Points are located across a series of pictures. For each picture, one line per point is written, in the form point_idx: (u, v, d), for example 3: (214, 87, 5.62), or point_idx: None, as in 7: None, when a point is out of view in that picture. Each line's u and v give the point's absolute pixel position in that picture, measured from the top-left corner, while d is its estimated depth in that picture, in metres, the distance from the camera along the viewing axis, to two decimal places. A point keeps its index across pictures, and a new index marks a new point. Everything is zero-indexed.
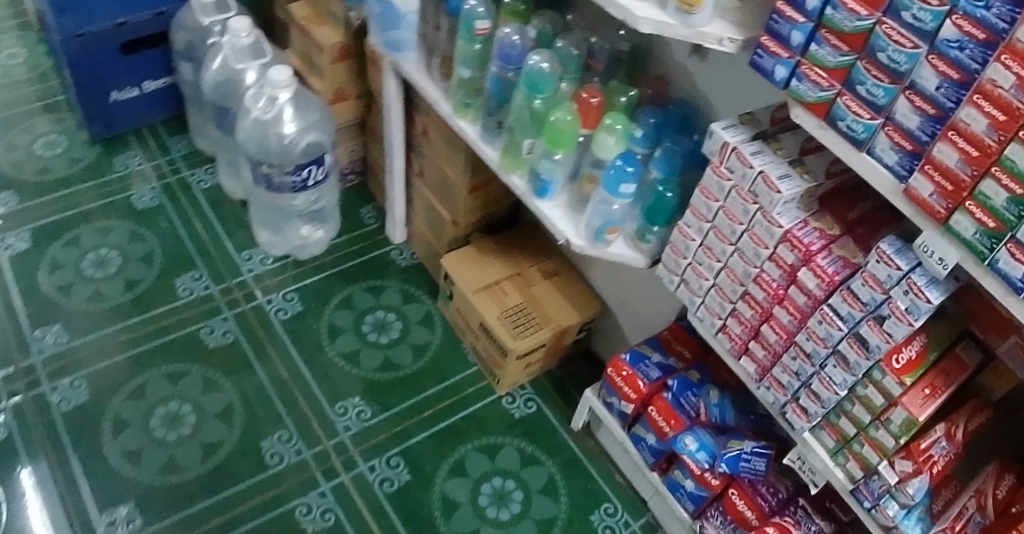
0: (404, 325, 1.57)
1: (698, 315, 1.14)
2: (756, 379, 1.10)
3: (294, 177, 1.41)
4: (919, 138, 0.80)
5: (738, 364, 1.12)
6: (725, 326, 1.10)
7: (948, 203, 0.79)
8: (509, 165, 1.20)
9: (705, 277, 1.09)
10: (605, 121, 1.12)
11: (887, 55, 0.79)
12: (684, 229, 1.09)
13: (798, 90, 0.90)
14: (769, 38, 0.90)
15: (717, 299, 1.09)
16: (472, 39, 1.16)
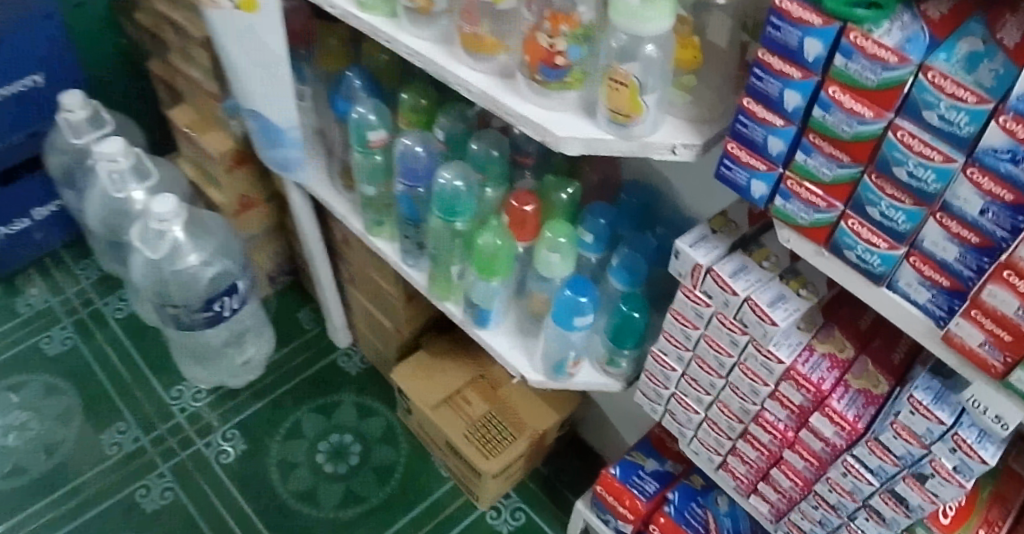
0: (364, 447, 1.39)
1: (692, 447, 0.99)
2: (772, 519, 0.95)
3: (205, 313, 1.22)
4: (959, 272, 0.59)
5: (748, 500, 0.97)
6: (725, 462, 0.95)
7: (1006, 356, 0.58)
8: (441, 293, 1.05)
9: (694, 411, 0.93)
10: (544, 234, 0.92)
11: (907, 170, 0.56)
12: (660, 354, 0.91)
13: (785, 210, 0.68)
14: (738, 146, 0.68)
15: (713, 434, 0.93)
16: (369, 151, 0.97)
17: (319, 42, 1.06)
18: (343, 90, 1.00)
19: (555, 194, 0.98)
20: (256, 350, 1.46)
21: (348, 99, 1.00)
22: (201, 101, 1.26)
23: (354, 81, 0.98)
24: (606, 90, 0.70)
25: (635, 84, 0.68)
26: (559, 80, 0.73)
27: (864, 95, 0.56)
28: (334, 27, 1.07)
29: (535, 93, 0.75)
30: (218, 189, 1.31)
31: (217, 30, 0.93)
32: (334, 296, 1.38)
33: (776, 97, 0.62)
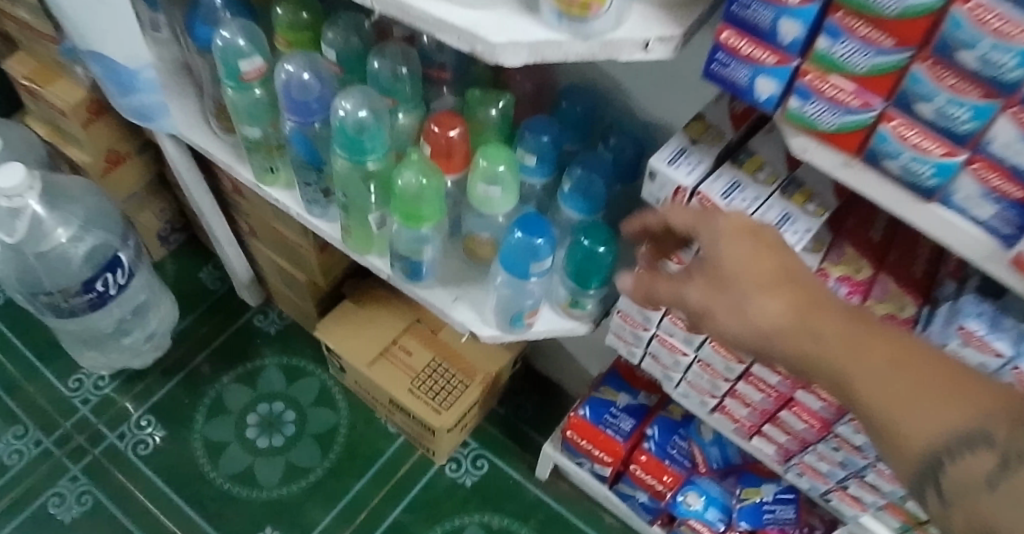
0: (299, 413, 1.23)
1: (680, 391, 0.82)
2: (780, 462, 0.81)
3: (87, 296, 1.00)
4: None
5: (751, 443, 0.83)
6: (723, 405, 0.79)
7: None
8: (359, 246, 0.83)
9: (682, 352, 0.76)
10: (477, 163, 0.72)
11: (980, 51, 0.39)
12: (625, 315, 0.77)
13: (801, 115, 0.50)
14: (734, 33, 0.50)
15: (706, 376, 0.76)
16: (243, 87, 0.75)
17: None
18: (201, 12, 0.79)
19: (484, 112, 0.77)
20: (158, 324, 1.21)
21: (210, 24, 0.79)
22: (26, 40, 1.00)
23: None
24: None
25: None
26: None
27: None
28: None
29: None
30: (75, 145, 1.07)
31: None
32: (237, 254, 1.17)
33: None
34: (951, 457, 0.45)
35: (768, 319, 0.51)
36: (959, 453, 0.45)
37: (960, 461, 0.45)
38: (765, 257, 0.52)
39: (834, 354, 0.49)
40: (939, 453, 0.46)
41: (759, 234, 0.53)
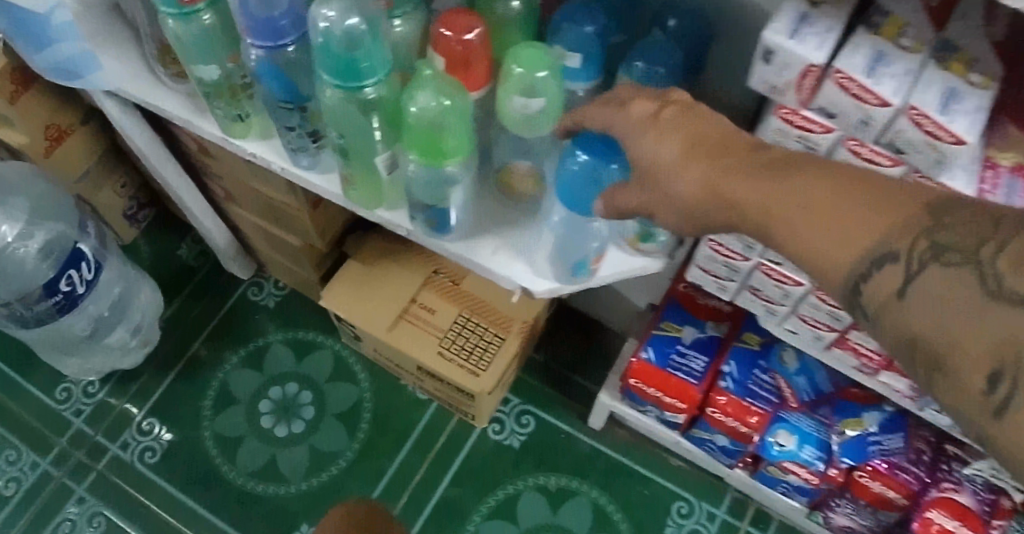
0: (316, 392, 1.09)
1: (786, 326, 0.68)
2: (915, 394, 0.69)
3: (51, 301, 0.84)
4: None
5: (874, 379, 0.70)
6: (843, 339, 0.65)
7: None
8: (367, 200, 0.67)
9: (794, 282, 0.61)
10: (510, 71, 0.55)
11: None
12: (718, 244, 0.62)
13: None
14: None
15: (825, 308, 0.62)
16: (187, 13, 0.56)
17: None
18: None
19: (502, 6, 0.59)
20: (145, 316, 1.06)
21: None
22: None
23: None
24: None
25: None
26: None
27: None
28: None
29: None
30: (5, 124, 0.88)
31: None
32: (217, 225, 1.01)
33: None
34: (866, 278, 0.40)
35: (686, 197, 0.47)
36: (873, 272, 0.39)
37: (878, 279, 0.39)
38: (679, 121, 0.49)
39: (744, 207, 0.44)
40: (856, 274, 0.40)
41: (668, 109, 0.49)
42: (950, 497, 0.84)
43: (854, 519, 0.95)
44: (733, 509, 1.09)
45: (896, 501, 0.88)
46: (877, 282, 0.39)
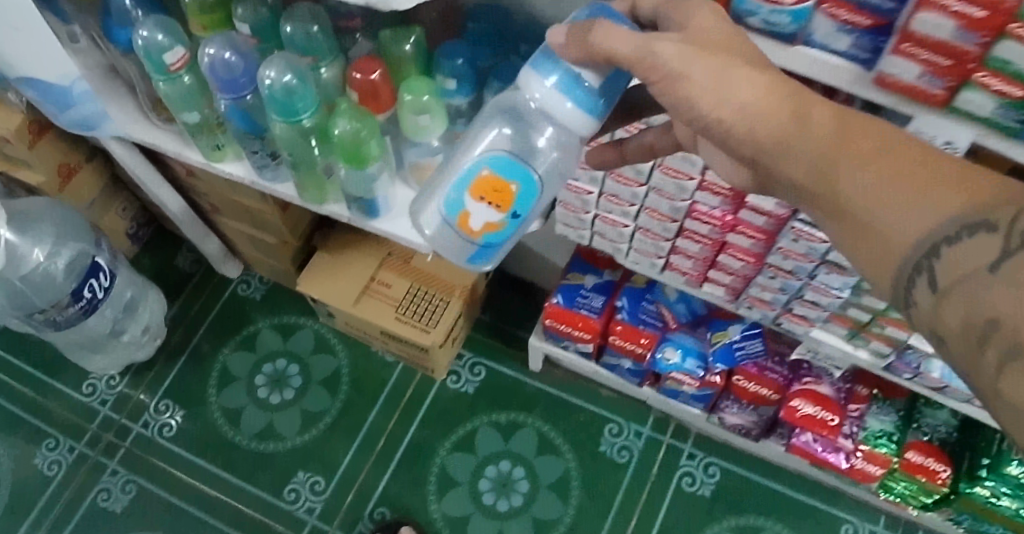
0: (303, 365, 1.31)
1: (632, 259, 0.98)
2: (731, 300, 0.97)
3: (80, 306, 1.06)
4: (883, 5, 0.54)
5: (703, 291, 0.98)
6: (669, 262, 0.96)
7: (947, 81, 0.56)
8: (317, 197, 0.92)
9: (624, 225, 0.92)
10: (403, 98, 0.82)
11: None
12: (570, 203, 0.93)
13: None
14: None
15: (649, 240, 0.93)
16: (173, 77, 0.79)
17: None
18: (114, 13, 0.81)
19: (399, 49, 0.83)
20: (153, 315, 1.27)
21: (125, 24, 0.81)
22: None
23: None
24: None
25: None
26: None
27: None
28: None
29: None
30: (25, 168, 1.09)
31: None
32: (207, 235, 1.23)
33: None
34: (949, 244, 0.43)
35: (761, 124, 0.50)
36: (958, 240, 0.42)
37: (961, 245, 0.42)
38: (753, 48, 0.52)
39: (818, 140, 0.49)
40: (939, 239, 0.43)
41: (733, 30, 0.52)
42: (811, 388, 1.12)
43: (742, 416, 1.19)
44: (657, 427, 1.32)
45: (770, 396, 1.14)
46: (958, 249, 0.42)
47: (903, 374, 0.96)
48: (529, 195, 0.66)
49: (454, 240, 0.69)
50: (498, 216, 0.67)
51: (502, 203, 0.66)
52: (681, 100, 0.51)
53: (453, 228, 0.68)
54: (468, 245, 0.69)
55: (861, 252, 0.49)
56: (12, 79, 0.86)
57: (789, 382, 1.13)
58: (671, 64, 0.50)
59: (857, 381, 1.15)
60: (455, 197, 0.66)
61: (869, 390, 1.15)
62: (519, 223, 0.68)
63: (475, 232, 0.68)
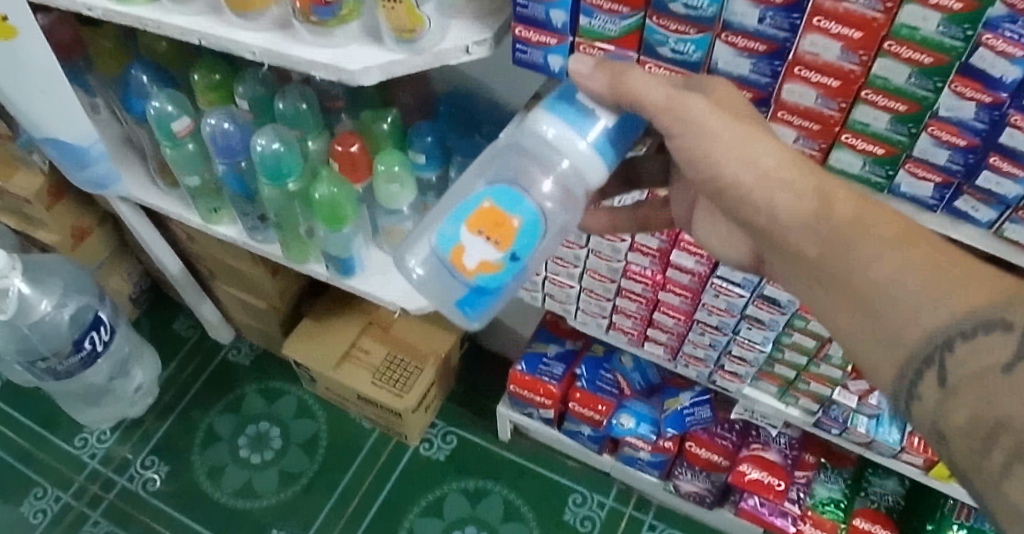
0: (284, 427, 1.39)
1: (580, 319, 1.09)
2: (670, 358, 1.07)
3: (79, 355, 1.16)
4: (758, 82, 0.73)
5: (645, 351, 1.09)
6: (613, 323, 1.06)
7: (821, 143, 0.75)
8: (300, 256, 1.05)
9: (569, 286, 1.03)
10: (377, 168, 0.95)
11: (682, 4, 0.68)
12: None
13: (592, 29, 0.74)
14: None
15: (593, 301, 1.03)
16: (178, 143, 0.97)
17: (90, 46, 1.06)
18: (132, 88, 1.01)
19: (377, 127, 0.98)
20: (145, 373, 1.37)
21: (141, 97, 1.00)
22: None
23: (140, 77, 1.00)
24: (384, 11, 0.75)
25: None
26: (334, 15, 0.75)
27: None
28: (100, 25, 1.05)
29: (315, 34, 0.77)
30: (44, 229, 1.24)
31: None
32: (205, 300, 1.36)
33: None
34: (964, 339, 0.50)
35: (781, 205, 0.58)
36: (972, 336, 0.50)
37: (973, 342, 0.50)
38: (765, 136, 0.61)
39: (842, 218, 0.57)
40: (955, 333, 0.51)
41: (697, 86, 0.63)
42: (759, 454, 1.16)
43: (696, 483, 1.24)
44: (620, 498, 1.36)
45: (721, 462, 1.18)
46: (971, 346, 0.50)
47: (832, 429, 1.04)
48: (528, 234, 0.66)
49: (446, 278, 0.68)
50: (495, 254, 0.66)
51: (502, 239, 0.65)
52: (703, 153, 0.59)
53: (446, 262, 0.67)
54: (459, 283, 0.67)
55: (871, 336, 0.56)
56: (36, 138, 1.02)
57: (738, 448, 1.17)
58: (694, 117, 0.58)
59: (804, 449, 1.20)
60: (452, 229, 0.66)
61: (815, 458, 1.19)
62: (515, 266, 0.67)
63: (468, 270, 0.66)
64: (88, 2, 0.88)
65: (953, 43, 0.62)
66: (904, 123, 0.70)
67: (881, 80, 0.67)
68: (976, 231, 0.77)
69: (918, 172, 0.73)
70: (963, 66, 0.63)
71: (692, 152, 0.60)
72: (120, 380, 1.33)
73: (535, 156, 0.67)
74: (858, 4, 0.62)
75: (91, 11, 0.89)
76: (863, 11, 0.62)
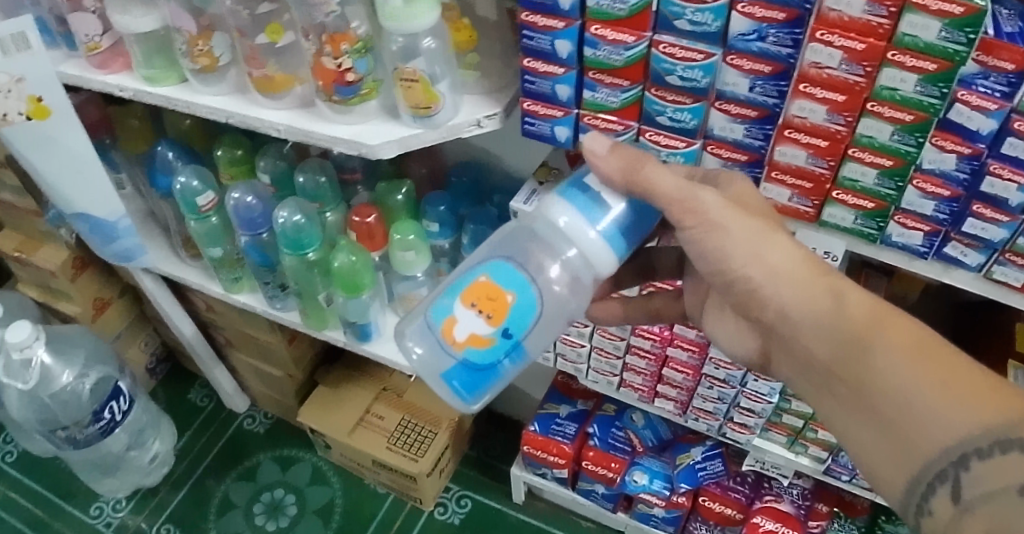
0: (298, 494, 1.39)
1: (591, 378, 1.11)
2: (681, 413, 1.09)
3: (98, 424, 1.18)
4: (752, 145, 0.78)
5: (656, 407, 1.11)
6: (623, 380, 1.09)
7: (813, 200, 0.80)
8: (317, 324, 1.08)
9: (580, 345, 1.06)
10: (394, 238, 1.00)
11: (678, 75, 0.74)
12: None
13: (596, 101, 0.80)
14: (533, 59, 0.79)
15: (604, 360, 1.06)
16: (203, 216, 1.02)
17: (119, 126, 1.13)
18: (159, 165, 1.06)
19: (391, 199, 1.05)
20: (161, 444, 1.38)
21: (167, 172, 1.06)
22: (12, 218, 1.24)
23: (167, 154, 1.05)
24: (402, 90, 0.80)
25: (423, 76, 0.78)
26: (356, 94, 0.81)
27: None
28: (129, 107, 1.13)
29: (337, 112, 0.83)
30: (67, 300, 1.28)
31: (13, 144, 0.96)
32: (219, 367, 1.38)
33: (552, 3, 0.74)
34: (979, 457, 0.53)
35: (792, 305, 0.64)
36: (989, 454, 0.53)
37: (990, 461, 0.53)
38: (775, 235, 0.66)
39: (854, 324, 0.61)
40: (967, 450, 0.54)
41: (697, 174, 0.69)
42: (772, 505, 1.16)
43: None
44: None
45: (734, 515, 1.19)
46: (987, 465, 0.53)
47: (841, 476, 1.06)
48: (522, 310, 0.68)
49: (435, 350, 0.69)
50: (486, 328, 0.67)
51: (493, 313, 0.67)
52: (713, 245, 0.65)
53: (437, 334, 0.69)
54: (447, 356, 0.69)
55: (884, 444, 0.59)
56: (67, 214, 1.07)
57: (752, 501, 1.18)
58: (710, 214, 0.64)
59: (817, 498, 1.18)
60: (448, 302, 0.69)
61: (829, 507, 1.17)
62: (506, 342, 0.69)
63: (458, 342, 0.68)
64: (120, 83, 0.94)
65: (931, 102, 0.67)
66: (890, 178, 0.75)
67: (866, 138, 0.73)
68: (967, 275, 0.81)
69: (907, 223, 0.78)
70: (943, 121, 0.68)
71: (705, 245, 0.66)
72: (137, 448, 1.34)
73: (545, 243, 0.70)
74: (839, 69, 0.68)
75: (122, 92, 0.94)
76: (844, 75, 0.68)
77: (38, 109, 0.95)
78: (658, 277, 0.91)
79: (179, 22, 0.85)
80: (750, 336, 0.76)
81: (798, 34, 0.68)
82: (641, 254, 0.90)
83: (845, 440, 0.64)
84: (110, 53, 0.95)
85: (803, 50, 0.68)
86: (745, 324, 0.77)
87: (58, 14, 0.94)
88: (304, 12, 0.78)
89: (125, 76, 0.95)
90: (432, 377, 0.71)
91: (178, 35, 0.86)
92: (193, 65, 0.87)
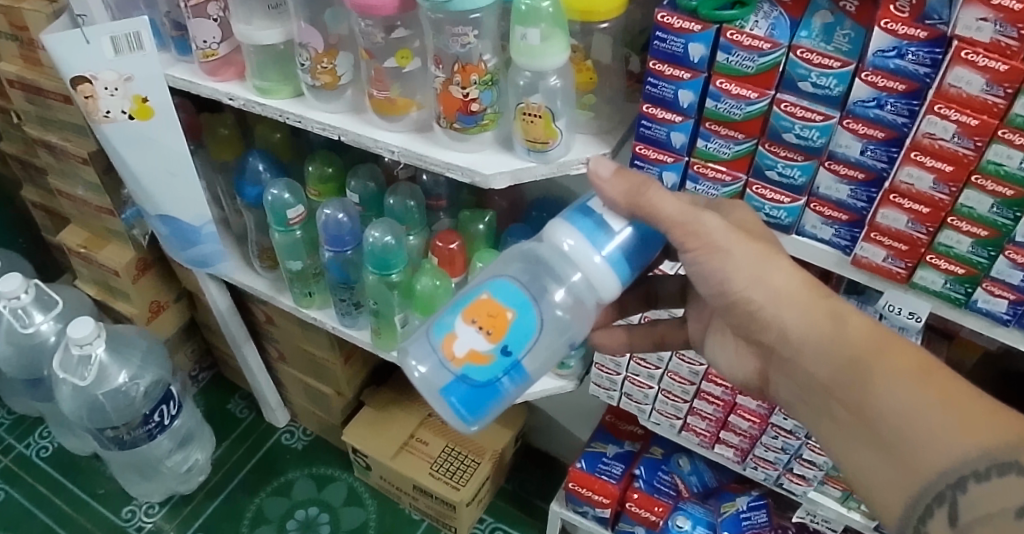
0: (333, 514, 1.39)
1: (653, 420, 1.13)
2: (739, 461, 1.11)
3: (147, 426, 1.20)
4: (854, 206, 0.80)
5: (714, 452, 1.13)
6: (686, 424, 1.11)
7: (906, 262, 0.80)
8: (385, 343, 1.09)
9: (648, 386, 1.08)
10: (475, 265, 1.02)
11: (794, 133, 0.77)
12: (601, 365, 1.09)
13: (708, 150, 0.83)
14: (652, 106, 0.82)
15: (670, 402, 1.08)
16: (289, 228, 1.03)
17: (207, 133, 1.16)
18: (248, 175, 1.08)
19: (474, 227, 1.06)
20: (202, 453, 1.43)
21: (255, 184, 1.08)
22: (80, 215, 1.26)
23: (257, 166, 1.08)
24: (521, 124, 0.82)
25: (546, 111, 0.81)
26: (476, 123, 0.84)
27: (754, 33, 0.72)
28: (220, 116, 1.16)
29: (454, 139, 0.86)
30: (126, 301, 1.31)
31: (111, 142, 0.98)
32: (248, 345, 1.35)
33: (682, 54, 0.76)
34: (977, 480, 0.55)
35: (795, 329, 0.67)
36: (987, 477, 0.55)
37: (988, 484, 0.55)
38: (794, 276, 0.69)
39: (859, 351, 0.63)
40: (968, 475, 0.56)
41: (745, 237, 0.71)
42: None
43: None
44: None
45: None
46: (985, 488, 0.55)
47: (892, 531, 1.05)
48: (522, 328, 0.68)
49: (435, 367, 0.68)
50: (486, 345, 0.67)
51: (493, 330, 0.67)
52: (715, 266, 0.67)
53: (437, 351, 0.68)
54: (447, 373, 0.68)
55: (884, 467, 0.62)
56: (150, 216, 1.09)
57: None
58: (713, 237, 0.66)
59: None
60: (449, 319, 0.68)
61: None
62: (505, 360, 0.68)
63: (457, 358, 0.68)
64: (231, 91, 0.95)
65: None
66: (985, 245, 0.74)
67: (966, 208, 0.72)
68: None
69: (996, 291, 0.76)
70: None
71: (706, 267, 0.68)
72: (176, 450, 1.39)
73: (548, 265, 0.70)
74: (951, 141, 0.68)
75: (232, 100, 0.96)
76: (955, 147, 0.69)
77: (141, 109, 0.96)
78: (660, 305, 0.93)
79: (306, 38, 0.88)
80: (749, 358, 0.79)
81: (915, 106, 0.69)
82: (642, 281, 0.92)
83: (844, 461, 0.66)
84: (222, 62, 0.97)
85: (918, 121, 0.69)
86: (744, 346, 0.79)
87: (174, 18, 0.97)
88: (440, 42, 0.81)
89: (236, 85, 0.97)
90: (431, 394, 0.70)
91: (302, 52, 0.89)
92: (313, 81, 0.90)
